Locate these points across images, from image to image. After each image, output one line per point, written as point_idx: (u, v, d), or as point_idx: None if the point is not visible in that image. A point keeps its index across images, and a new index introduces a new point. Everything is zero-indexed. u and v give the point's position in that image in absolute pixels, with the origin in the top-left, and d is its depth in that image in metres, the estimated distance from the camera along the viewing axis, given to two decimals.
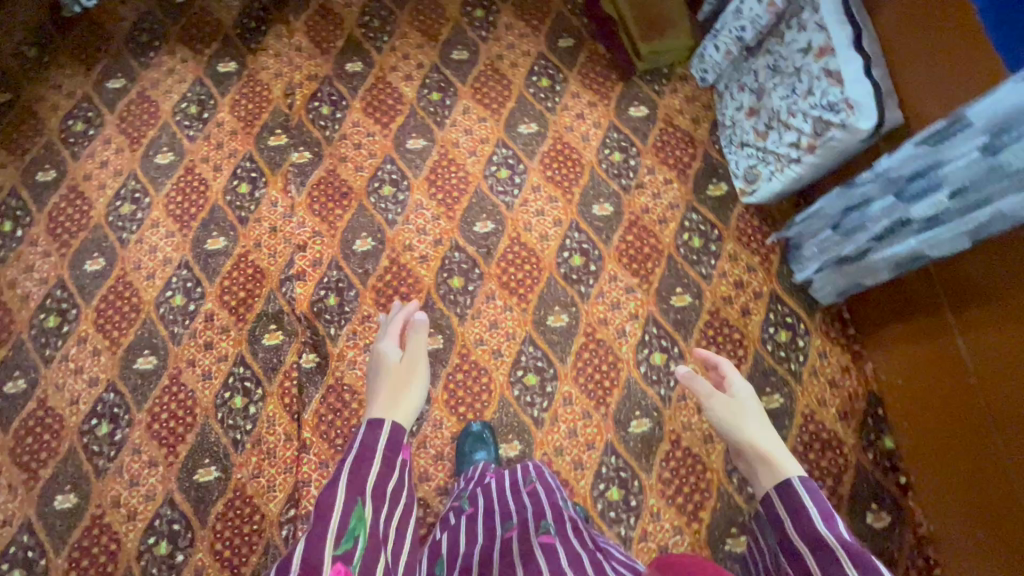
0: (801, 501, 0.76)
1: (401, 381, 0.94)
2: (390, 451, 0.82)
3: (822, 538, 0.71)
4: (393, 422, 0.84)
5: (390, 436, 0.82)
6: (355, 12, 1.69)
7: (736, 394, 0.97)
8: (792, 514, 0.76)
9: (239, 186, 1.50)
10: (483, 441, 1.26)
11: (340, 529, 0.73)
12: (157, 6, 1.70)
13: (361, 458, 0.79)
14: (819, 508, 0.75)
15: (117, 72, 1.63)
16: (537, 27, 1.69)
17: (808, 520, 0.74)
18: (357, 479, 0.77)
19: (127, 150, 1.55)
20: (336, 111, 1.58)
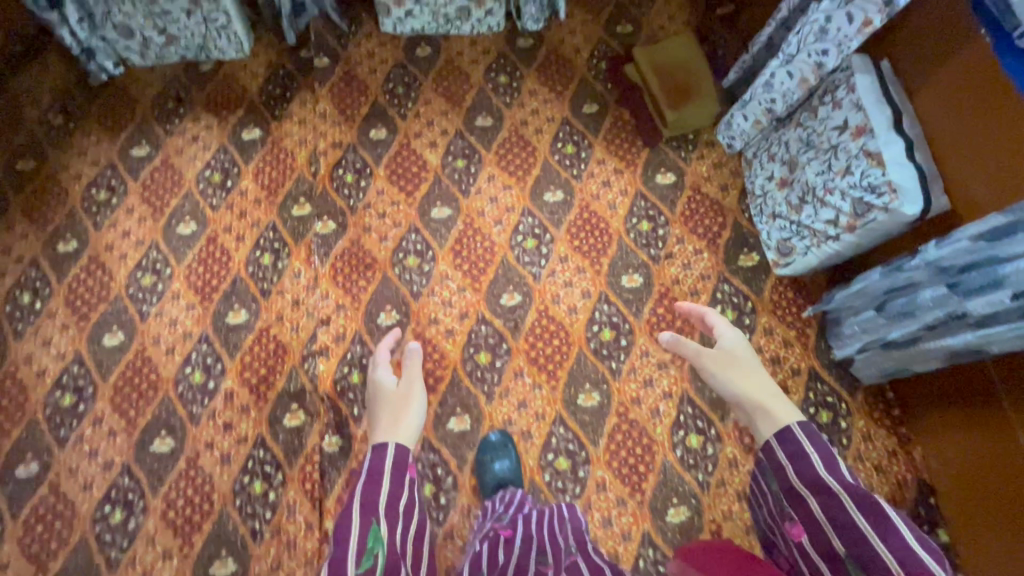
0: (801, 446, 0.86)
1: (400, 405, 1.14)
2: (398, 471, 0.95)
3: (824, 483, 0.81)
4: (396, 443, 0.99)
5: (394, 456, 0.97)
6: (379, 78, 1.70)
7: (727, 347, 1.09)
8: (790, 459, 0.86)
9: (262, 257, 1.48)
10: (504, 448, 1.27)
11: (360, 548, 0.84)
12: (183, 72, 1.71)
13: (373, 480, 0.94)
14: (819, 453, 0.84)
15: (141, 139, 1.63)
16: (561, 92, 1.69)
17: (809, 465, 0.84)
18: (371, 499, 0.91)
19: (150, 219, 1.53)
20: (360, 179, 1.57)
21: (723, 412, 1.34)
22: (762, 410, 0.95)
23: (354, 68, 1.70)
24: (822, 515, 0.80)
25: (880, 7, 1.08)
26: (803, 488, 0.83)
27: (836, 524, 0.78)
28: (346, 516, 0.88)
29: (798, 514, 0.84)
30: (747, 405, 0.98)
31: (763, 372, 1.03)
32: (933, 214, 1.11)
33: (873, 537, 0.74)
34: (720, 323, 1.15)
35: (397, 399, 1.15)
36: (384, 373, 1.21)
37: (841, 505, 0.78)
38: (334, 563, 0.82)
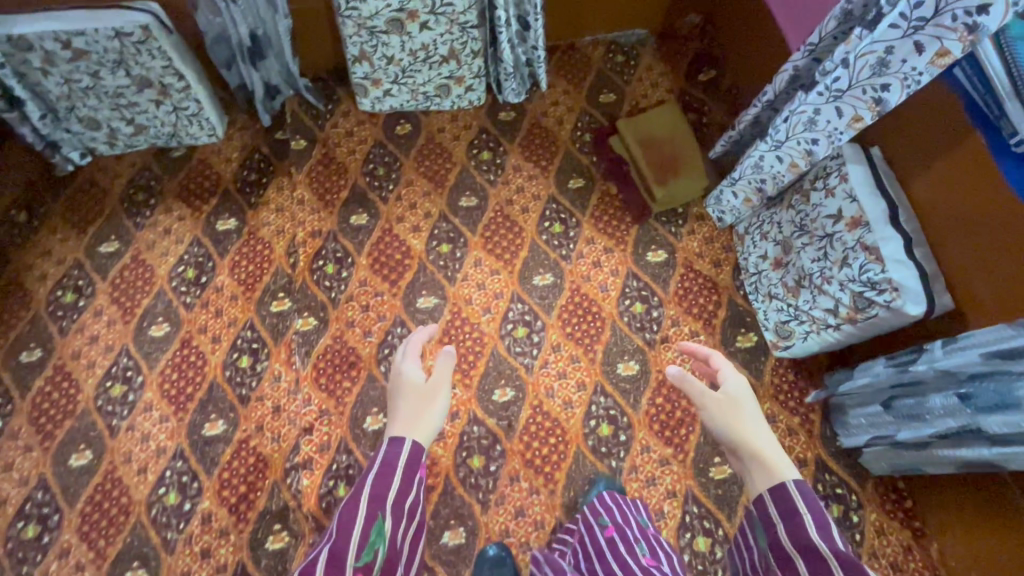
0: (794, 503, 0.77)
1: (422, 403, 0.96)
2: (409, 469, 0.88)
3: (815, 548, 0.73)
4: (414, 443, 0.90)
5: (410, 456, 0.88)
6: (359, 159, 1.65)
7: (729, 389, 0.93)
8: (781, 515, 0.77)
9: (240, 359, 1.41)
10: (502, 566, 1.19)
11: (361, 541, 0.80)
12: (153, 159, 1.65)
13: (385, 468, 0.87)
14: (812, 514, 0.76)
15: (110, 234, 1.56)
16: (547, 168, 1.65)
17: (801, 525, 0.76)
18: (380, 494, 0.85)
19: (119, 322, 1.45)
20: (341, 269, 1.51)
21: (729, 510, 1.29)
22: (764, 464, 0.83)
23: (332, 150, 1.65)
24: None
25: (870, 105, 1.04)
26: (790, 546, 0.75)
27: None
28: (350, 502, 0.84)
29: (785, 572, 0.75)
30: (749, 458, 0.84)
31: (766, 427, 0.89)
32: (937, 313, 1.07)
33: None
34: (722, 361, 0.99)
35: (420, 394, 0.97)
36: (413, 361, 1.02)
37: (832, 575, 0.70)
38: (332, 555, 0.79)
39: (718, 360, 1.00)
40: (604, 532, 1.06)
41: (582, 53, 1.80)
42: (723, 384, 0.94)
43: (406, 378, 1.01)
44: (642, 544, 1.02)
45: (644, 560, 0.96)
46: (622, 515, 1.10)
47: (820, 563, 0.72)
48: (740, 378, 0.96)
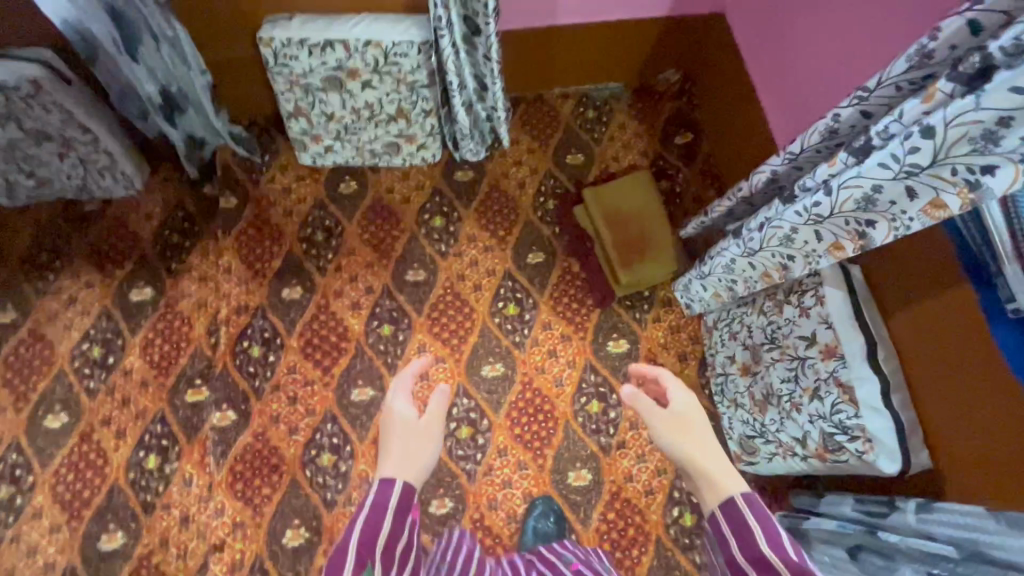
0: (744, 519, 0.75)
1: (416, 442, 0.87)
2: (401, 512, 0.81)
3: (767, 560, 0.72)
4: (405, 483, 0.82)
5: (401, 496, 0.81)
6: (296, 222, 1.48)
7: (677, 409, 0.88)
8: (733, 532, 0.76)
9: (146, 458, 1.25)
10: None
11: None
12: (61, 213, 1.46)
13: (376, 512, 0.80)
14: (763, 527, 0.74)
15: (6, 302, 1.38)
16: (505, 238, 1.51)
17: (752, 539, 0.74)
18: (371, 535, 0.78)
19: (10, 409, 1.29)
20: (268, 352, 1.35)
21: None
22: (713, 485, 0.80)
23: (266, 210, 1.48)
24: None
25: (853, 236, 0.92)
26: (743, 561, 0.74)
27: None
28: (341, 546, 0.77)
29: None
30: (699, 480, 0.81)
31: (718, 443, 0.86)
32: (913, 471, 0.96)
33: None
34: (671, 380, 0.94)
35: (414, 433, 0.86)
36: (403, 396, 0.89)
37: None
38: None
39: (667, 377, 0.95)
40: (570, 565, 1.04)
41: (551, 106, 1.64)
42: (670, 403, 0.89)
43: (398, 415, 0.89)
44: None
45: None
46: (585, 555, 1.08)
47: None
48: (689, 394, 0.91)
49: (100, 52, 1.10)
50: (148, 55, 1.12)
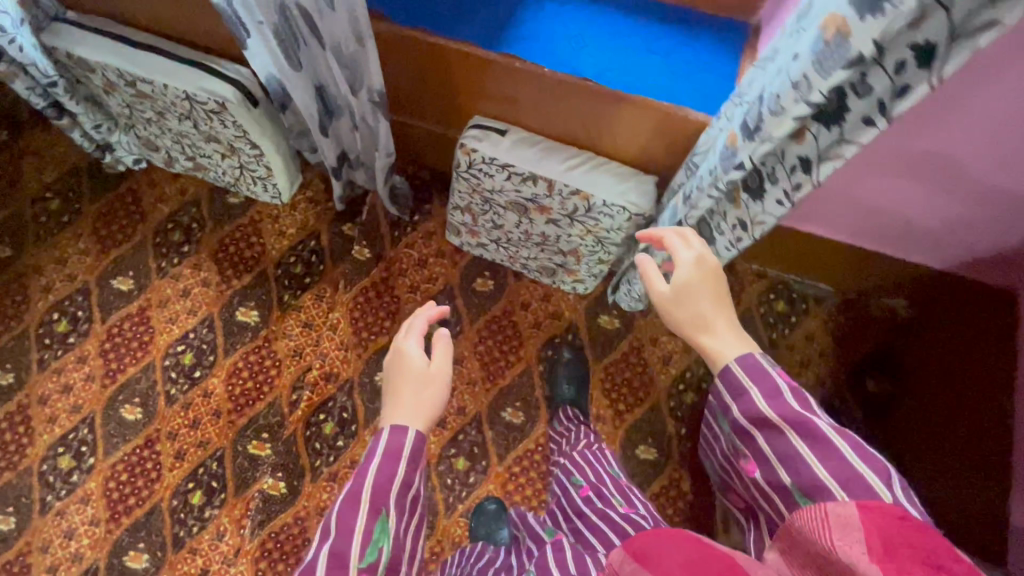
0: (740, 381, 0.68)
1: (423, 391, 0.74)
2: (416, 457, 0.68)
3: (766, 419, 0.65)
4: (417, 430, 0.69)
5: (414, 443, 0.67)
6: (418, 302, 1.35)
7: (681, 277, 0.75)
8: (732, 397, 0.68)
9: (193, 492, 1.23)
10: None
11: (362, 541, 0.62)
12: (207, 195, 1.41)
13: (387, 461, 0.66)
14: (762, 385, 0.67)
15: (129, 268, 1.36)
16: (621, 415, 1.32)
17: (751, 400, 0.66)
18: (383, 487, 0.65)
19: (97, 381, 1.29)
20: (340, 435, 1.27)
21: None
22: (713, 361, 0.71)
23: (394, 276, 1.36)
24: (769, 457, 0.64)
25: None
26: (746, 424, 0.67)
27: (786, 465, 0.63)
28: (347, 498, 0.64)
29: (749, 450, 0.68)
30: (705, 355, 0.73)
31: (731, 308, 0.74)
32: None
33: (836, 486, 0.59)
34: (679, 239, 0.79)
35: (421, 382, 0.74)
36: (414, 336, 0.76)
37: (796, 451, 0.62)
38: (332, 554, 0.61)
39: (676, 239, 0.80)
40: (581, 491, 1.00)
41: (737, 280, 1.38)
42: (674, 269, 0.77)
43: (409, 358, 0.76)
44: (618, 495, 0.97)
45: (622, 512, 0.93)
46: (595, 468, 1.05)
47: (777, 438, 0.64)
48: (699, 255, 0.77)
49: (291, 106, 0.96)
50: (337, 129, 0.98)
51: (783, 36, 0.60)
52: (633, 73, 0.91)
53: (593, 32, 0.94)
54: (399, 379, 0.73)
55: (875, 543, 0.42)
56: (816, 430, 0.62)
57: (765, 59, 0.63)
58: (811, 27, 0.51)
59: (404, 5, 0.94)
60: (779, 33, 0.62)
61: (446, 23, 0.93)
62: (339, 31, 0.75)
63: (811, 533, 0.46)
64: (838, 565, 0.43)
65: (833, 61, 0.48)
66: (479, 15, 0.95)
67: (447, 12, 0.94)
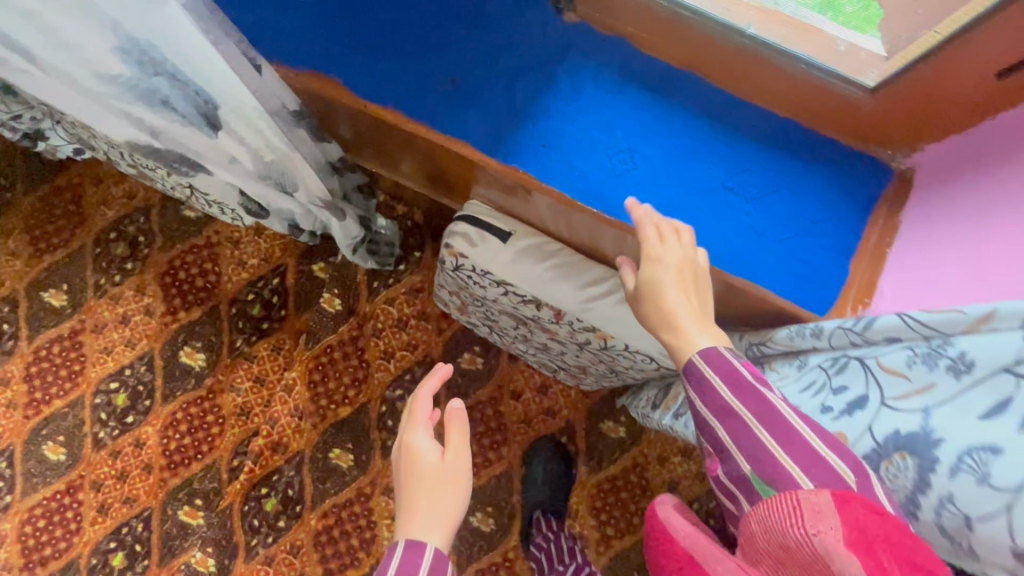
0: (705, 377, 0.50)
1: (442, 495, 0.59)
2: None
3: (732, 410, 0.48)
4: (435, 546, 0.55)
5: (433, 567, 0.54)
6: (390, 371, 1.14)
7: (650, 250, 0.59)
8: (696, 391, 0.51)
9: (114, 553, 1.10)
10: None
11: None
12: (159, 203, 1.17)
13: None
14: (732, 374, 0.49)
15: (63, 280, 1.16)
16: (607, 541, 1.12)
17: (715, 389, 0.49)
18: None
19: (19, 409, 1.13)
20: (282, 515, 1.11)
21: None
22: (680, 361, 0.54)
23: (365, 337, 1.14)
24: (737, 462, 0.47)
25: None
26: (709, 417, 0.49)
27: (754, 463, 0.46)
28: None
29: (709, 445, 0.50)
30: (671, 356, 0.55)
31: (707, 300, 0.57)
32: None
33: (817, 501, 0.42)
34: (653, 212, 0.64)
35: (438, 484, 0.59)
36: (423, 429, 0.62)
37: (759, 444, 0.46)
38: None
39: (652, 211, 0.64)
40: None
41: None
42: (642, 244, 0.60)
43: (421, 446, 0.61)
44: None
45: None
46: None
47: (737, 427, 0.47)
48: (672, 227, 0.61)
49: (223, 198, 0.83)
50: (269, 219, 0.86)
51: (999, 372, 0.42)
52: (697, 218, 0.64)
53: (650, 144, 0.66)
54: (414, 487, 0.59)
55: (852, 534, 0.37)
56: (780, 418, 0.46)
57: (954, 373, 0.44)
58: None
59: (386, 66, 0.69)
60: (997, 341, 0.42)
61: (437, 102, 0.68)
62: (244, 145, 0.65)
63: (780, 522, 0.39)
64: (814, 558, 0.37)
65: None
66: (491, 94, 0.68)
67: (442, 82, 0.69)
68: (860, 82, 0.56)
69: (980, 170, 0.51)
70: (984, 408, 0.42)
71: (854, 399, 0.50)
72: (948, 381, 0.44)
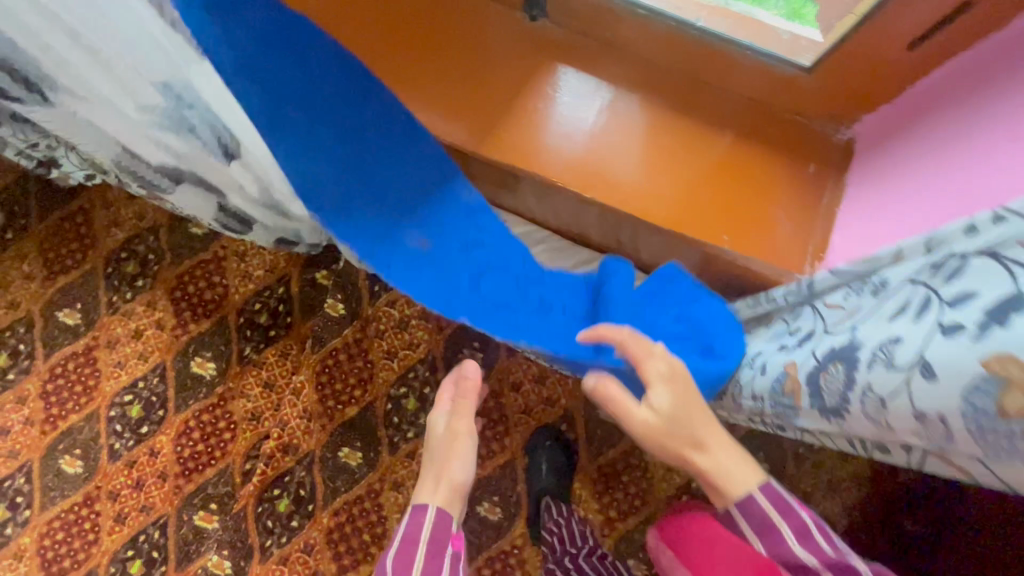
0: (766, 517, 0.56)
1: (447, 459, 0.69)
2: (436, 539, 0.64)
3: (803, 564, 0.54)
4: (435, 507, 0.65)
5: (434, 524, 0.64)
6: (394, 370, 1.18)
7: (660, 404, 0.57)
8: (756, 532, 0.56)
9: (131, 560, 1.13)
10: None
11: None
12: (167, 221, 1.23)
13: (406, 545, 0.64)
14: (793, 524, 0.55)
15: (77, 299, 1.21)
16: (611, 523, 1.16)
17: (778, 539, 0.55)
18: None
19: (37, 426, 1.17)
20: (295, 515, 1.14)
21: None
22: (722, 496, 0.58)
23: (369, 339, 1.19)
24: None
25: None
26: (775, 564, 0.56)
27: None
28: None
29: None
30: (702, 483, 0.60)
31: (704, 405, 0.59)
32: None
33: None
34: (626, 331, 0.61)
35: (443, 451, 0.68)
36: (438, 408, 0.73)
37: None
38: None
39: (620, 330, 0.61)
40: None
41: None
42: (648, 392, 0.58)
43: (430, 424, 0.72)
44: None
45: None
46: None
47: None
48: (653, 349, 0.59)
49: (238, 219, 0.91)
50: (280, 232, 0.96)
51: (903, 274, 0.45)
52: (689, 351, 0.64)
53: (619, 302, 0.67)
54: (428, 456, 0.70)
55: None
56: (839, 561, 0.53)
57: (873, 291, 0.47)
58: (983, 355, 0.35)
59: (353, 189, 0.68)
60: (907, 261, 0.45)
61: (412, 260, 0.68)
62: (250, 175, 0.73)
63: None
64: None
65: (1009, 439, 0.35)
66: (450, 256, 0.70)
67: (415, 242, 0.69)
68: (799, 63, 0.61)
69: (914, 134, 0.57)
70: (892, 311, 0.44)
71: (806, 334, 0.54)
72: (870, 299, 0.47)
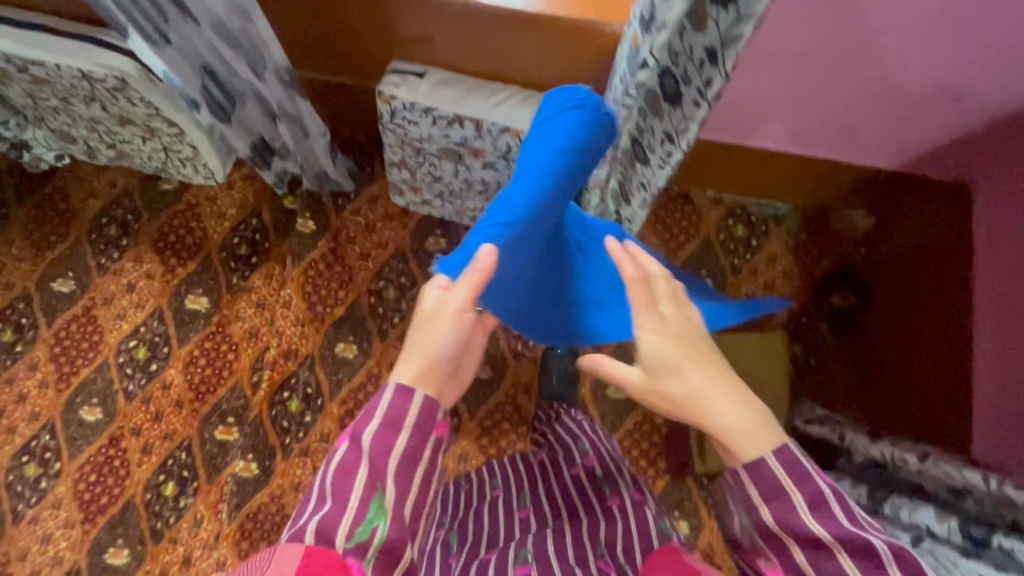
0: (776, 482, 0.48)
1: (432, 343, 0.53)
2: (421, 428, 0.50)
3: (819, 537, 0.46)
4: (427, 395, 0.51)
5: (422, 411, 0.50)
6: (371, 268, 1.32)
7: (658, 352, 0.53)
8: (763, 498, 0.48)
9: (164, 484, 1.22)
10: None
11: (358, 507, 0.47)
12: (138, 184, 1.35)
13: (385, 431, 0.49)
14: (806, 492, 0.47)
15: (68, 269, 1.31)
16: None
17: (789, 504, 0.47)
18: (407, 466, 0.50)
19: (52, 386, 1.26)
20: (306, 412, 1.25)
21: None
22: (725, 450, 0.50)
23: (342, 247, 1.32)
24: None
25: None
26: (777, 532, 0.48)
27: None
28: (344, 463, 0.49)
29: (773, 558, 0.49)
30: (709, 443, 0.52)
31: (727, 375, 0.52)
32: None
33: None
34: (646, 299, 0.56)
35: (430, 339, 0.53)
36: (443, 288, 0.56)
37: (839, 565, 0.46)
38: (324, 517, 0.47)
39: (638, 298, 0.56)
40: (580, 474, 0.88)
41: (694, 208, 1.37)
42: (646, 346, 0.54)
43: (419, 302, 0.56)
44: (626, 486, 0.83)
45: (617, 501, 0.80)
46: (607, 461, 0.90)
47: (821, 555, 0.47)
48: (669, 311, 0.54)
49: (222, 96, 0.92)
50: (244, 114, 0.98)
51: None
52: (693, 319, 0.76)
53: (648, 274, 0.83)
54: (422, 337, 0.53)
55: None
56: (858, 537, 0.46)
57: None
58: None
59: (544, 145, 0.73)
60: None
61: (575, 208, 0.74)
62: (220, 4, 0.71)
63: None
64: None
65: None
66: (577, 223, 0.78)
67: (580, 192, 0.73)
68: None
69: None
70: None
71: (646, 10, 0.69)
72: None
